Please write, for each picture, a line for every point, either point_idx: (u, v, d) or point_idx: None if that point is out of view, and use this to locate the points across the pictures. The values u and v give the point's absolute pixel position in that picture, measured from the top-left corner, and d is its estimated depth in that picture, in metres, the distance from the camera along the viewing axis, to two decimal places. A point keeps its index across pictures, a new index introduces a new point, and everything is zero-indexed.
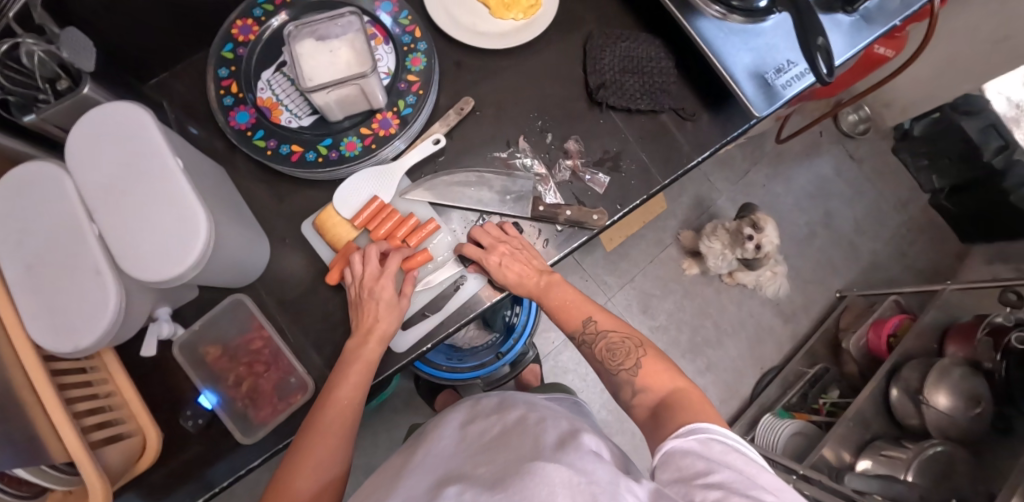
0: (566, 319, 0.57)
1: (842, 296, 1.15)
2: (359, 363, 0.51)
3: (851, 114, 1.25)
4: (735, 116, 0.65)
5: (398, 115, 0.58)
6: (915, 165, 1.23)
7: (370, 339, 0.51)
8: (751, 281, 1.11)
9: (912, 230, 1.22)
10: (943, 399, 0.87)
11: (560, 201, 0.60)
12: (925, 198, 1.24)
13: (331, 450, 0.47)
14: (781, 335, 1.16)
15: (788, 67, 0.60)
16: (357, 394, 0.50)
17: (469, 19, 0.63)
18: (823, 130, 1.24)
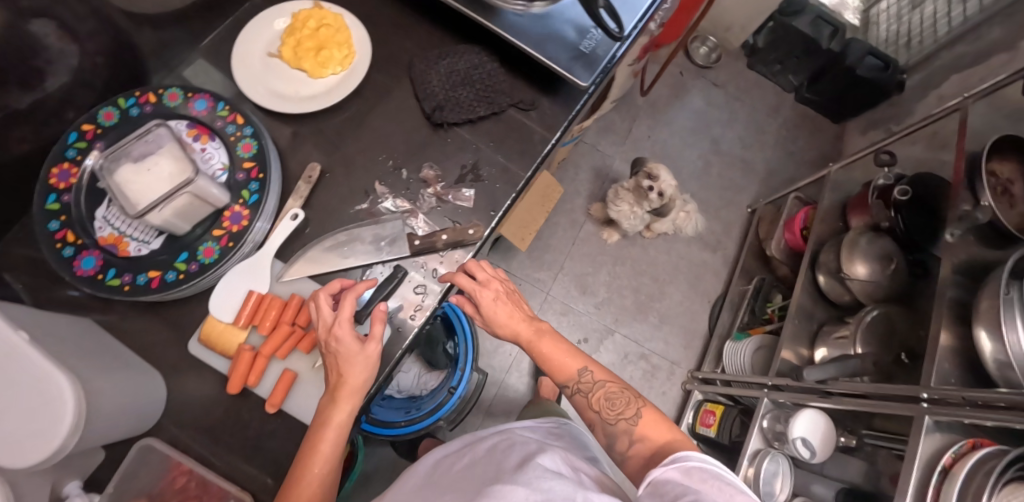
0: (558, 368, 0.60)
1: (753, 211, 1.22)
2: (330, 430, 0.50)
3: (700, 47, 1.34)
4: (571, 93, 0.67)
5: (246, 206, 0.57)
6: (772, 72, 1.33)
7: (339, 401, 0.50)
8: (669, 226, 1.16)
9: (791, 130, 1.31)
10: (864, 268, 0.91)
11: (434, 228, 0.60)
12: (791, 98, 1.34)
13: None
14: (714, 265, 1.21)
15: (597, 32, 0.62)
16: (331, 463, 0.49)
17: (290, 89, 0.64)
18: (682, 70, 1.32)
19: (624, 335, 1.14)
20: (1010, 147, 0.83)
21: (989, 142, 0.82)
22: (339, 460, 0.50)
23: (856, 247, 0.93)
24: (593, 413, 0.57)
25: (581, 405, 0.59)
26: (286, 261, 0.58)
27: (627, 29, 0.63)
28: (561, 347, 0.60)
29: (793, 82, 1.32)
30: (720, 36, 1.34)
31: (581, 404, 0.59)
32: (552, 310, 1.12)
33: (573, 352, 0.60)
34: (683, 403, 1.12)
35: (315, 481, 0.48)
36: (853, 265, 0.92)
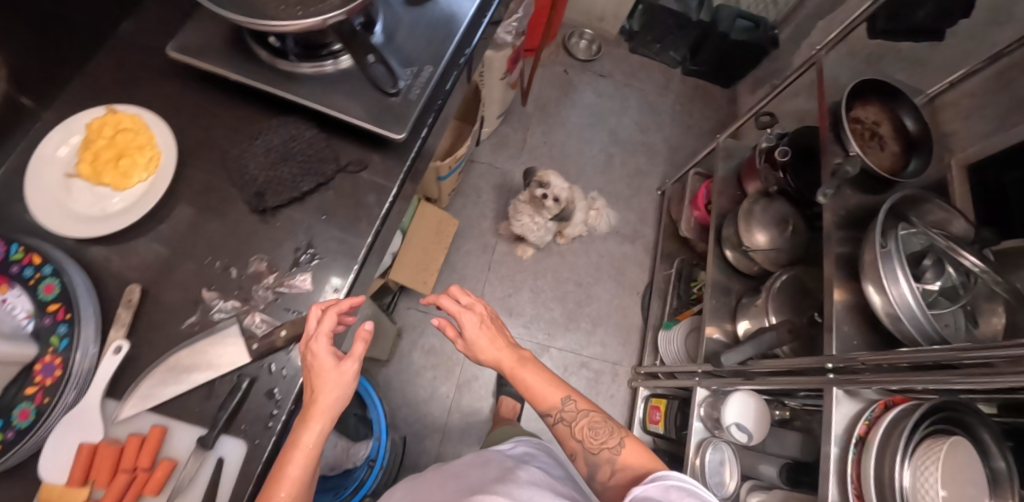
0: (539, 400, 0.61)
1: (663, 193, 1.22)
2: (298, 452, 0.49)
3: (579, 41, 1.33)
4: (400, 145, 0.64)
5: (57, 352, 0.52)
6: (654, 51, 1.33)
7: (309, 421, 0.50)
8: (580, 227, 1.14)
9: (684, 104, 1.31)
10: (764, 235, 0.90)
11: (273, 324, 0.56)
12: (678, 72, 1.35)
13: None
14: (636, 255, 1.19)
15: (405, 77, 0.60)
16: (297, 488, 0.48)
17: (94, 209, 0.58)
18: (566, 68, 1.31)
19: (561, 348, 1.11)
20: (872, 88, 0.82)
21: (851, 86, 0.81)
22: (306, 483, 0.49)
23: (752, 215, 0.93)
24: (573, 443, 0.59)
25: (561, 436, 0.60)
26: (119, 397, 0.54)
27: (414, 74, 0.61)
28: (546, 379, 0.61)
29: (676, 58, 1.34)
30: (595, 27, 1.33)
31: (563, 437, 0.60)
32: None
33: (555, 385, 0.60)
34: (632, 402, 1.10)
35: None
36: (754, 233, 0.91)
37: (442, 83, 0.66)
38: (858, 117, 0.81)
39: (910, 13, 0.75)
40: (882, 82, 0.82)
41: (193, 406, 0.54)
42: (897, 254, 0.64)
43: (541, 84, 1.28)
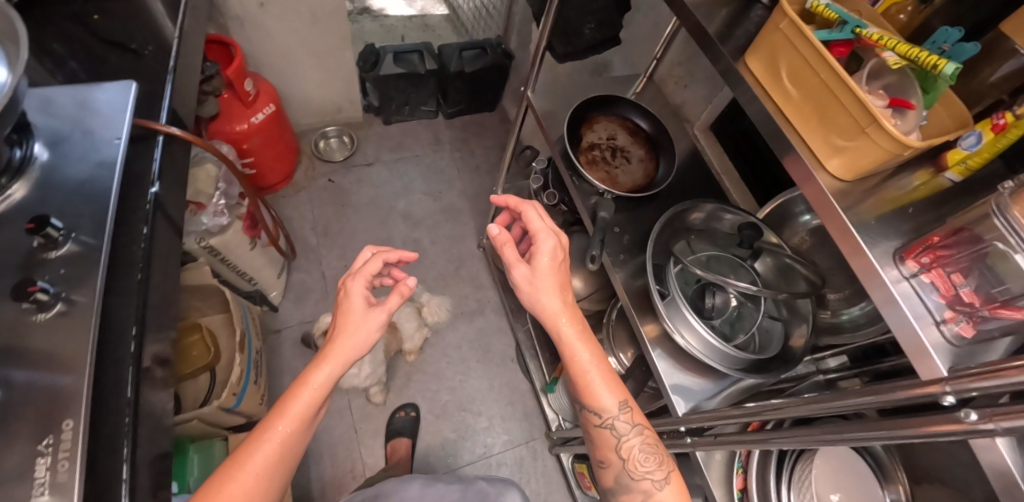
0: (592, 394, 0.57)
1: (484, 247, 1.19)
2: (307, 390, 0.50)
3: (327, 141, 1.26)
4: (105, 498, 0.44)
5: None
6: (407, 113, 1.30)
7: (324, 360, 0.51)
8: (417, 330, 1.09)
9: (461, 150, 1.30)
10: (578, 278, 0.85)
11: None
12: (441, 119, 1.33)
13: (247, 494, 0.45)
14: (493, 321, 1.15)
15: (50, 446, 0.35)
16: (297, 427, 0.49)
17: None
18: (330, 174, 1.22)
19: (471, 460, 1.02)
20: (592, 104, 0.76)
21: (570, 114, 0.74)
22: (303, 427, 0.50)
23: None
24: (611, 451, 0.57)
25: (597, 435, 0.58)
26: None
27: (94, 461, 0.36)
28: (603, 367, 0.57)
29: (431, 109, 1.31)
30: (335, 119, 1.27)
31: (605, 441, 0.58)
32: None
33: (616, 385, 0.57)
34: (563, 471, 1.03)
35: (277, 439, 0.48)
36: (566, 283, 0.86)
37: (114, 403, 0.47)
38: (591, 142, 0.75)
39: (578, 30, 0.68)
40: (597, 96, 0.77)
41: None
42: (679, 297, 0.58)
43: (312, 207, 1.18)
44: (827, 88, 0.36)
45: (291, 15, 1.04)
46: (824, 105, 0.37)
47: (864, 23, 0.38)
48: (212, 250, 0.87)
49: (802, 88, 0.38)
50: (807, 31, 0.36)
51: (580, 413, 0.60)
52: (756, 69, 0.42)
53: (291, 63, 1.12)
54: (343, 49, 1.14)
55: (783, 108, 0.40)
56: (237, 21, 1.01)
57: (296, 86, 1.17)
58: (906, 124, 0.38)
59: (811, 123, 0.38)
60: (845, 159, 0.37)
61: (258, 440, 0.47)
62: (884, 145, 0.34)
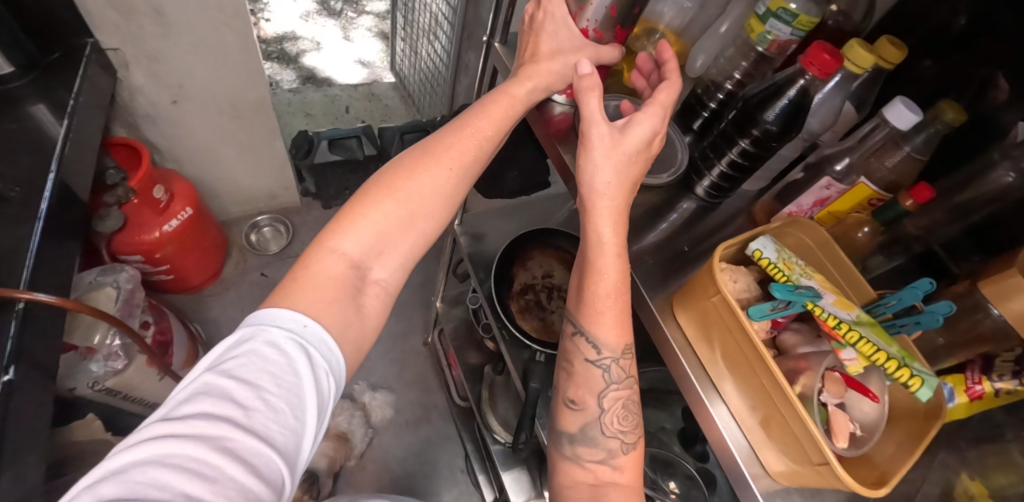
0: (596, 317, 0.39)
1: (430, 342, 1.13)
2: (509, 98, 0.45)
3: (260, 232, 1.19)
4: None
5: None
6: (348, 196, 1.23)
7: (528, 75, 0.46)
8: (362, 436, 1.02)
9: None
10: (515, 414, 0.77)
11: None
12: None
13: (438, 191, 0.42)
14: (439, 426, 1.07)
15: None
16: (490, 142, 0.44)
17: None
18: (262, 268, 1.14)
19: None
20: (524, 239, 0.69)
21: (499, 253, 0.67)
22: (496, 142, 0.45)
23: (495, 392, 0.80)
24: (592, 394, 0.41)
25: (581, 370, 0.41)
26: None
27: (275, 362, 0.31)
28: (626, 302, 0.39)
29: None
30: (269, 206, 1.19)
31: (589, 380, 0.41)
32: None
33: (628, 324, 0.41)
34: None
35: (470, 146, 0.43)
36: (505, 419, 0.78)
37: None
38: (525, 283, 0.67)
39: None
40: (533, 229, 0.70)
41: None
42: None
43: (242, 307, 1.08)
44: (767, 392, 0.30)
45: (212, 108, 0.95)
46: (768, 405, 0.30)
47: (816, 295, 0.31)
48: (111, 391, 0.77)
49: (742, 374, 0.32)
50: (743, 321, 0.30)
51: (565, 329, 0.42)
52: (685, 324, 0.36)
53: (213, 152, 1.03)
54: (274, 140, 1.06)
55: (723, 383, 0.33)
56: (149, 119, 0.92)
57: (225, 177, 1.09)
58: (872, 416, 0.31)
59: (754, 410, 0.32)
60: (790, 473, 0.31)
61: (455, 136, 0.43)
62: (840, 486, 0.27)
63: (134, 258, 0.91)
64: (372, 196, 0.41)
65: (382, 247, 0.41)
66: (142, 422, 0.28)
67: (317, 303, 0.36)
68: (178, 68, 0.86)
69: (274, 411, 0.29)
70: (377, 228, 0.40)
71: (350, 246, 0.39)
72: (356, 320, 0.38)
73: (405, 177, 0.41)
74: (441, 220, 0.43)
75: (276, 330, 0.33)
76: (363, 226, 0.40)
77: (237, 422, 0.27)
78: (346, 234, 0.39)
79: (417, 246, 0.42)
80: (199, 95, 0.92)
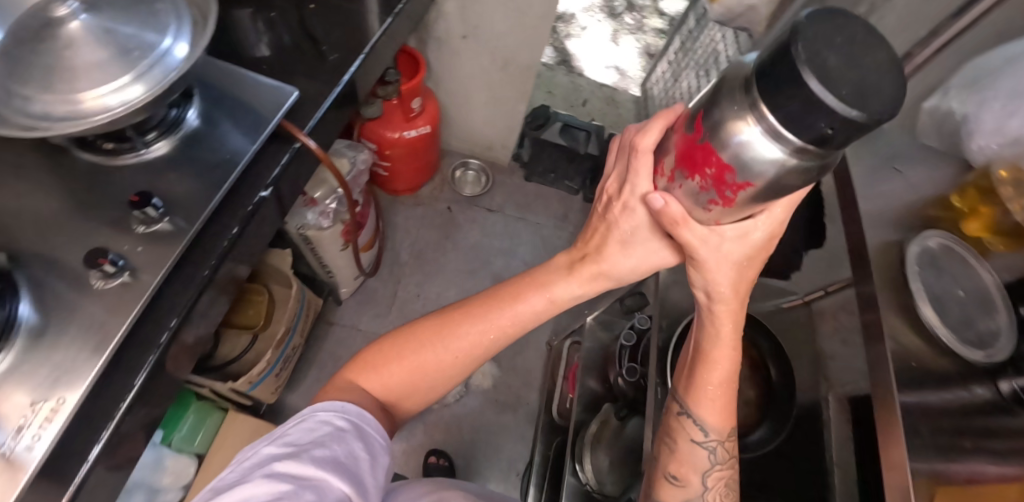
0: (701, 404, 0.49)
1: (553, 346, 1.13)
2: (539, 297, 0.52)
3: (466, 173, 1.28)
4: (75, 446, 0.52)
5: None
6: (547, 179, 1.27)
7: (573, 278, 0.51)
8: (456, 390, 1.09)
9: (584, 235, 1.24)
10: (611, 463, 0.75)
11: None
12: (578, 199, 1.27)
13: (448, 363, 0.52)
14: (518, 424, 1.09)
15: (15, 436, 0.48)
16: (513, 326, 0.53)
17: None
18: (450, 204, 1.23)
19: None
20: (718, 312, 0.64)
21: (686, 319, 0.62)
22: (519, 327, 0.53)
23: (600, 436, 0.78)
24: (695, 473, 0.49)
25: (684, 449, 0.50)
26: None
27: (326, 431, 0.44)
28: (731, 391, 0.49)
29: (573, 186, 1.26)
30: (483, 154, 1.27)
31: (692, 458, 0.50)
32: None
33: (732, 410, 0.49)
34: None
35: (487, 334, 0.52)
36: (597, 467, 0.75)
37: (140, 355, 0.58)
38: None
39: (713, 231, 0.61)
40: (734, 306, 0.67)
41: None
42: None
43: (420, 227, 1.20)
44: None
45: (487, 56, 1.04)
46: None
47: None
48: (307, 239, 0.89)
49: None
50: None
51: (672, 407, 0.51)
52: None
53: (467, 90, 1.13)
54: (520, 104, 1.13)
55: None
56: (437, 43, 1.04)
57: (464, 114, 1.19)
58: None
59: None
60: None
61: (468, 322, 0.52)
62: None
63: (370, 145, 1.04)
64: (400, 348, 0.52)
65: (398, 398, 0.52)
66: (223, 484, 0.39)
67: (353, 396, 0.49)
68: (482, 13, 0.96)
69: (349, 450, 0.43)
70: (389, 380, 0.51)
71: (368, 385, 0.51)
72: (389, 414, 0.52)
73: (412, 351, 0.52)
74: (453, 376, 0.54)
75: (315, 415, 0.45)
76: (379, 373, 0.51)
77: (331, 458, 0.41)
78: (367, 380, 0.51)
79: (435, 388, 0.54)
80: (486, 41, 1.01)
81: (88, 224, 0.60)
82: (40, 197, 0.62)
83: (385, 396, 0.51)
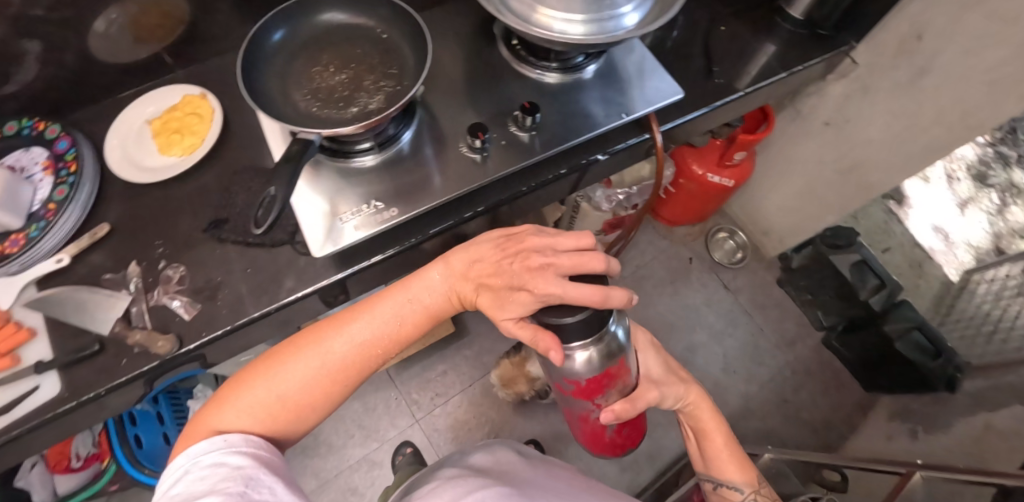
0: (720, 467, 0.69)
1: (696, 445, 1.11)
2: (393, 311, 0.55)
3: (728, 240, 1.44)
4: (395, 236, 0.70)
5: (25, 236, 0.69)
6: (801, 298, 1.34)
7: (408, 294, 0.56)
8: None
9: (796, 373, 1.28)
10: None
11: (180, 306, 0.67)
12: (818, 335, 1.32)
13: (300, 394, 0.49)
14: (615, 483, 1.17)
15: (365, 209, 0.65)
16: (376, 350, 0.53)
17: (139, 155, 0.76)
18: (694, 256, 1.41)
19: None
20: None
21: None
22: (381, 344, 0.53)
23: None
24: None
25: None
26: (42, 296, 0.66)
27: (223, 473, 0.42)
28: (732, 450, 0.69)
29: (824, 321, 1.30)
30: (756, 235, 1.41)
31: None
32: (415, 431, 1.18)
33: (742, 463, 0.69)
34: None
35: (344, 351, 0.51)
36: None
37: (459, 209, 0.71)
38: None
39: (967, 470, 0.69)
40: None
41: (80, 329, 0.68)
42: None
43: None
44: None
45: (834, 153, 1.10)
46: None
47: None
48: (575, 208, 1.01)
49: None
50: None
51: (708, 484, 0.71)
52: None
53: (786, 175, 1.23)
54: (827, 213, 1.19)
55: None
56: (796, 113, 1.11)
57: (766, 195, 1.32)
58: None
59: None
60: None
61: (315, 346, 0.50)
62: None
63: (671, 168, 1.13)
64: (266, 366, 0.49)
65: (287, 422, 0.49)
66: None
67: (250, 380, 0.49)
68: (864, 111, 0.99)
69: (261, 485, 0.42)
70: (253, 404, 0.47)
71: (242, 397, 0.48)
72: (296, 422, 0.50)
73: (270, 372, 0.49)
74: (333, 397, 0.52)
75: (201, 459, 0.42)
76: (247, 387, 0.48)
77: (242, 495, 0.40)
78: (221, 413, 0.47)
79: (319, 412, 0.51)
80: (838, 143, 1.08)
81: (475, 98, 0.74)
82: (453, 56, 0.77)
83: (254, 420, 0.47)
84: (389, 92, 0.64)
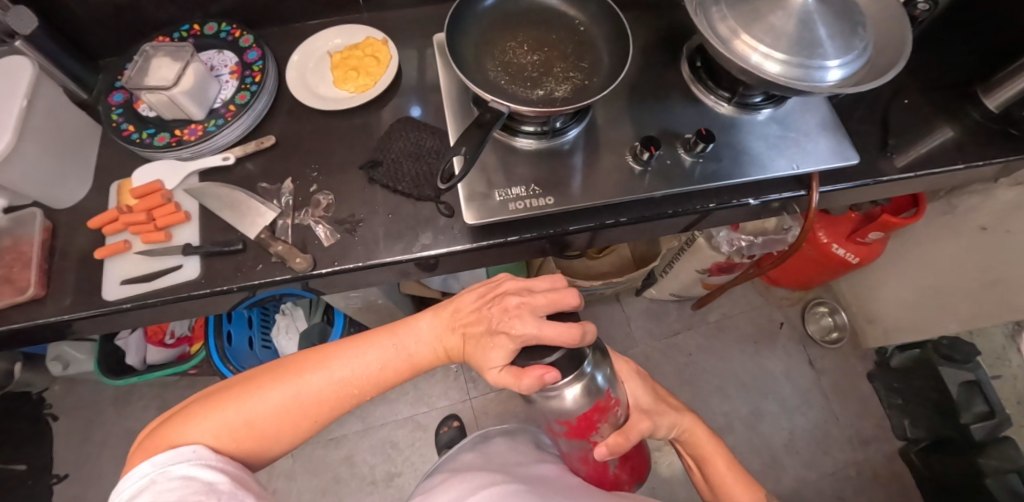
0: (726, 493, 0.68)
1: None
2: (375, 351, 0.55)
3: (825, 317, 1.38)
4: (537, 222, 0.71)
5: (205, 129, 0.75)
6: (889, 399, 1.27)
7: (393, 337, 0.57)
8: None
9: (861, 474, 1.20)
10: None
11: (321, 230, 0.71)
12: (895, 443, 1.24)
13: (274, 420, 0.50)
14: None
15: (522, 189, 0.66)
16: (355, 389, 0.54)
17: (315, 83, 0.82)
18: (786, 321, 1.36)
19: None
20: None
21: None
22: (361, 383, 0.54)
23: None
24: None
25: None
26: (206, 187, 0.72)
27: (194, 486, 0.44)
28: (737, 473, 0.68)
29: (907, 430, 1.23)
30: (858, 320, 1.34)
31: None
32: (465, 408, 1.21)
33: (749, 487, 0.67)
34: None
35: (320, 385, 0.52)
36: None
37: (606, 214, 0.71)
38: None
39: None
40: None
41: (228, 225, 0.73)
42: None
43: None
44: None
45: (979, 263, 1.02)
46: None
47: None
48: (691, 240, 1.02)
49: None
50: None
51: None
52: None
53: (914, 270, 1.17)
54: (948, 323, 1.11)
55: None
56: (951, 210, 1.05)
57: (884, 284, 1.25)
58: None
59: None
60: None
61: (295, 374, 0.52)
62: None
63: None
64: (244, 388, 0.51)
65: (256, 444, 0.51)
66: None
67: (224, 400, 0.50)
68: None
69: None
70: (219, 424, 0.49)
71: (214, 416, 0.49)
72: (268, 443, 0.51)
73: (246, 395, 0.50)
74: (306, 427, 0.53)
75: (170, 470, 0.44)
76: (219, 407, 0.49)
77: None
78: (186, 427, 0.48)
79: (289, 439, 0.53)
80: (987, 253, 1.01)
81: (644, 110, 0.73)
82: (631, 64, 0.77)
83: (218, 438, 0.49)
84: (576, 85, 0.64)
